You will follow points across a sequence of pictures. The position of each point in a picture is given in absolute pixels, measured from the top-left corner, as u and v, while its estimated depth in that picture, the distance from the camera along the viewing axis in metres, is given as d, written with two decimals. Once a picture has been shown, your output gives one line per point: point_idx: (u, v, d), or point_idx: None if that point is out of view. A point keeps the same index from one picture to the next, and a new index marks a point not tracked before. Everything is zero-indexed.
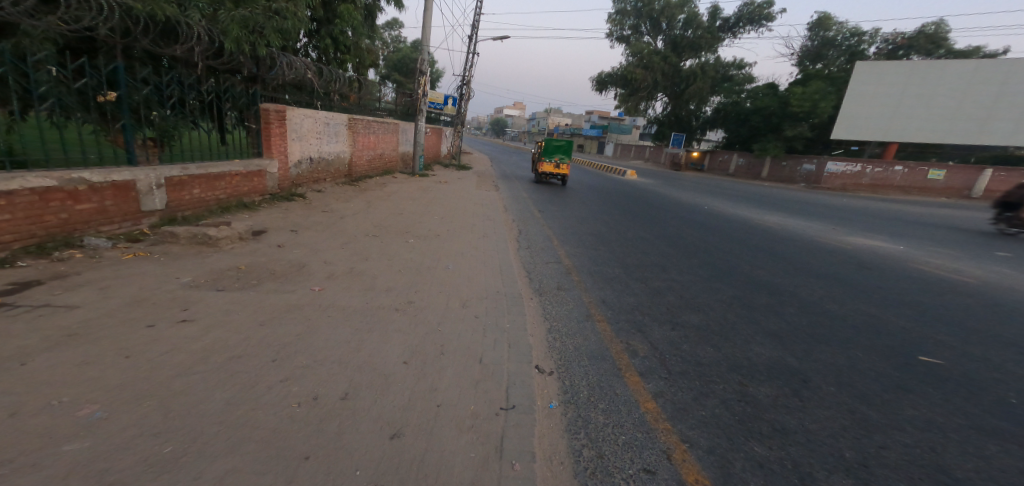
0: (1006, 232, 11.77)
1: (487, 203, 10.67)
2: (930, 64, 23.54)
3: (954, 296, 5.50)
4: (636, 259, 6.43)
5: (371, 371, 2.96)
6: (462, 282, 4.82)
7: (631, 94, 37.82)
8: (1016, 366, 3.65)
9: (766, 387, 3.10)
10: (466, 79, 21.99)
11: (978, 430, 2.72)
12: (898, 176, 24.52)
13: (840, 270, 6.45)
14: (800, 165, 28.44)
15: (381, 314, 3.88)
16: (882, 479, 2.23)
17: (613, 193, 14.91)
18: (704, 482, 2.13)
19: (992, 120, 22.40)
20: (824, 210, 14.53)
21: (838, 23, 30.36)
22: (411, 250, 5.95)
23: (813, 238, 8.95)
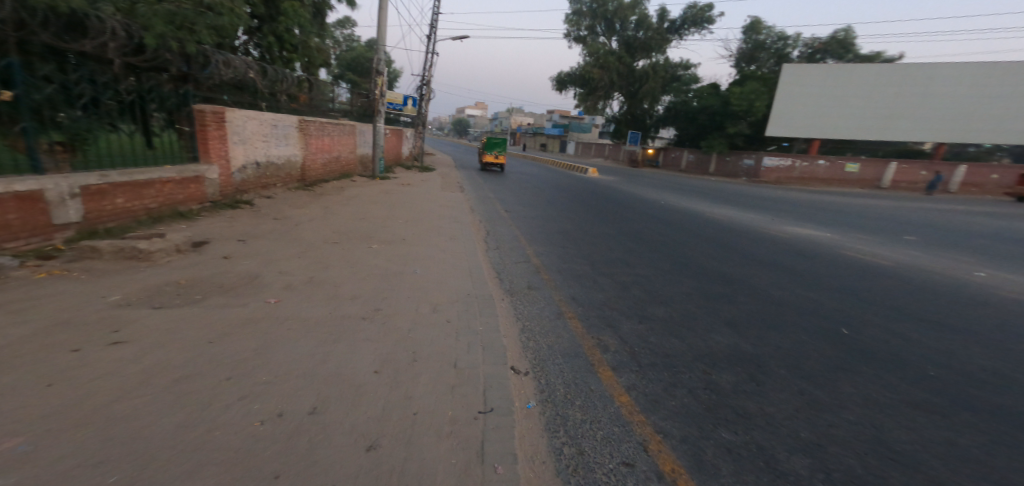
0: (924, 219, 12.94)
1: (450, 205, 10.57)
2: (843, 68, 25.74)
3: (884, 280, 5.98)
4: (599, 255, 6.57)
5: (341, 382, 2.87)
6: (431, 286, 4.76)
7: (589, 93, 38.51)
8: (939, 342, 4.02)
9: (728, 374, 3.25)
10: (425, 80, 21.74)
11: (912, 404, 2.97)
12: (822, 169, 26.82)
13: (786, 259, 6.86)
14: (743, 161, 30.00)
15: (348, 323, 3.76)
16: (833, 455, 2.40)
17: (574, 191, 15.14)
18: (679, 471, 2.20)
19: (893, 119, 25.19)
20: (768, 203, 15.40)
21: (768, 28, 32.24)
22: (375, 255, 5.82)
23: (762, 229, 9.46)
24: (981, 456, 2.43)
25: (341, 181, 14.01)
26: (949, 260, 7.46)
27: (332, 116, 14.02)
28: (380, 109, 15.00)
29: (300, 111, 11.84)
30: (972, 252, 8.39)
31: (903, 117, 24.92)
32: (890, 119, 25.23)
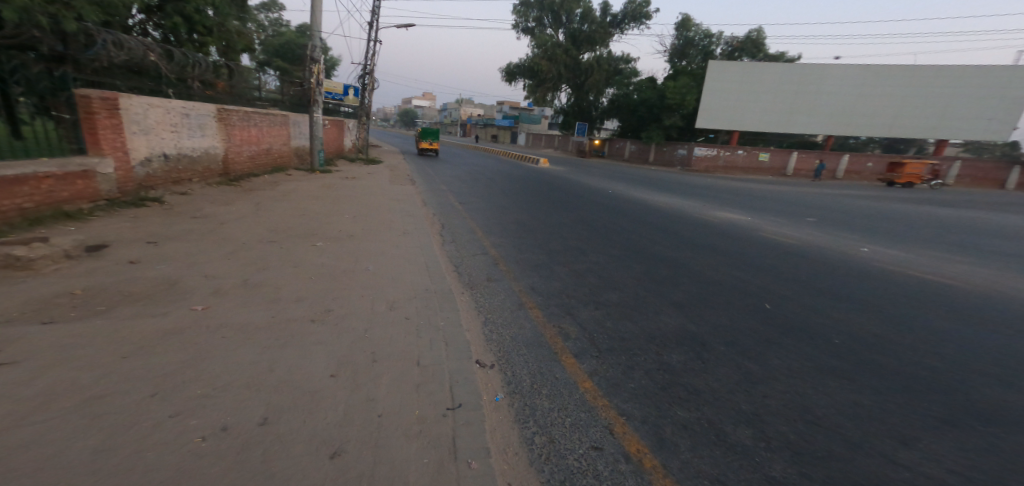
0: (841, 204, 14.36)
1: (399, 198, 10.26)
2: (755, 66, 27.92)
3: (806, 258, 6.59)
4: (553, 244, 6.68)
5: (293, 389, 2.70)
6: (385, 282, 4.60)
7: (538, 84, 38.64)
8: (850, 313, 4.51)
9: (677, 353, 3.44)
10: (367, 68, 20.86)
11: (832, 372, 3.31)
12: (741, 158, 29.16)
13: (722, 242, 7.36)
14: (677, 150, 31.67)
15: (296, 327, 3.55)
16: (769, 423, 2.62)
17: (525, 181, 15.22)
18: (644, 451, 2.30)
19: (795, 113, 28.00)
20: (707, 190, 16.40)
21: (696, 26, 34.33)
22: (321, 253, 5.52)
23: (701, 215, 10.04)
24: (887, 416, 2.77)
25: (277, 175, 13.14)
26: (859, 240, 8.34)
27: (260, 105, 13.03)
28: (317, 98, 14.14)
29: (219, 98, 10.94)
30: (879, 232, 9.42)
31: (802, 112, 27.81)
32: (792, 114, 28.01)
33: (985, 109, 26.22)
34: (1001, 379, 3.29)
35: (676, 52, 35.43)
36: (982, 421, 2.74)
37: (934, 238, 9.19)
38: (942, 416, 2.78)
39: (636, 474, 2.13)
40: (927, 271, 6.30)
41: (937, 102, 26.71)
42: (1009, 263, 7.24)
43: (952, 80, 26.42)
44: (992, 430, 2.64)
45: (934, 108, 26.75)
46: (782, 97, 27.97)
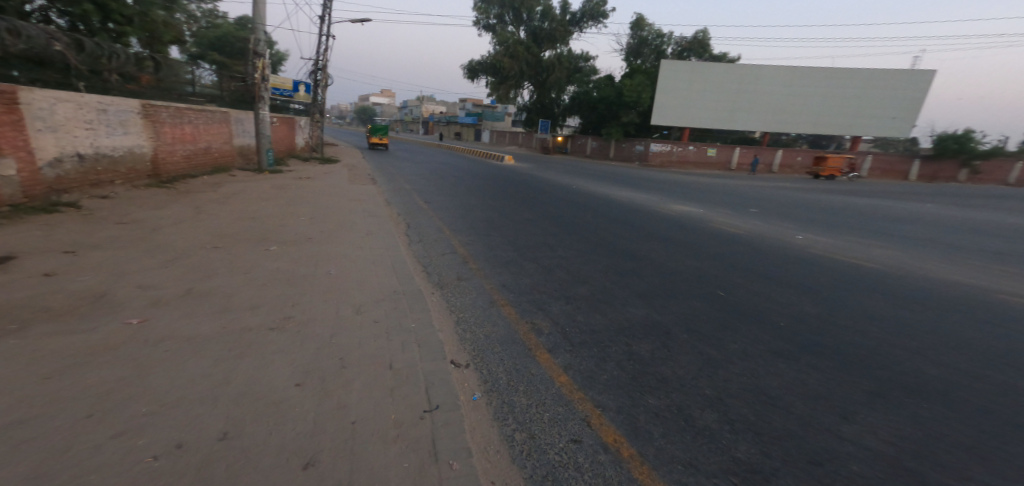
0: (792, 197, 15.32)
1: (359, 198, 9.94)
2: (703, 66, 29.25)
3: (759, 248, 6.99)
4: (520, 241, 6.72)
5: (255, 400, 2.56)
6: (348, 285, 4.46)
7: (500, 82, 38.37)
8: (798, 298, 4.84)
9: (644, 343, 3.58)
10: (319, 64, 20.01)
11: (785, 354, 3.56)
12: (692, 153, 30.85)
13: (682, 234, 7.67)
14: (635, 146, 32.65)
15: (253, 336, 3.36)
16: (731, 406, 2.79)
17: (488, 178, 15.16)
18: (620, 440, 2.38)
19: (737, 111, 29.72)
20: (667, 185, 17.02)
21: (649, 26, 35.55)
22: (276, 258, 5.27)
23: (660, 209, 10.42)
24: (831, 393, 3.01)
25: (221, 176, 12.35)
26: (803, 229, 8.97)
27: (195, 101, 12.17)
28: (262, 95, 13.38)
29: (144, 93, 10.13)
30: (821, 222, 10.17)
31: (743, 110, 29.56)
32: (734, 112, 29.76)
33: (892, 110, 29.19)
34: (927, 354, 3.65)
35: (631, 50, 36.50)
36: (912, 394, 3.03)
37: (867, 226, 10.04)
38: (878, 391, 3.06)
39: (614, 464, 2.21)
40: (866, 258, 6.84)
41: (855, 102, 29.26)
42: (930, 248, 8.02)
43: (867, 83, 29.06)
44: (920, 402, 2.93)
45: (852, 107, 29.33)
46: (726, 96, 29.57)
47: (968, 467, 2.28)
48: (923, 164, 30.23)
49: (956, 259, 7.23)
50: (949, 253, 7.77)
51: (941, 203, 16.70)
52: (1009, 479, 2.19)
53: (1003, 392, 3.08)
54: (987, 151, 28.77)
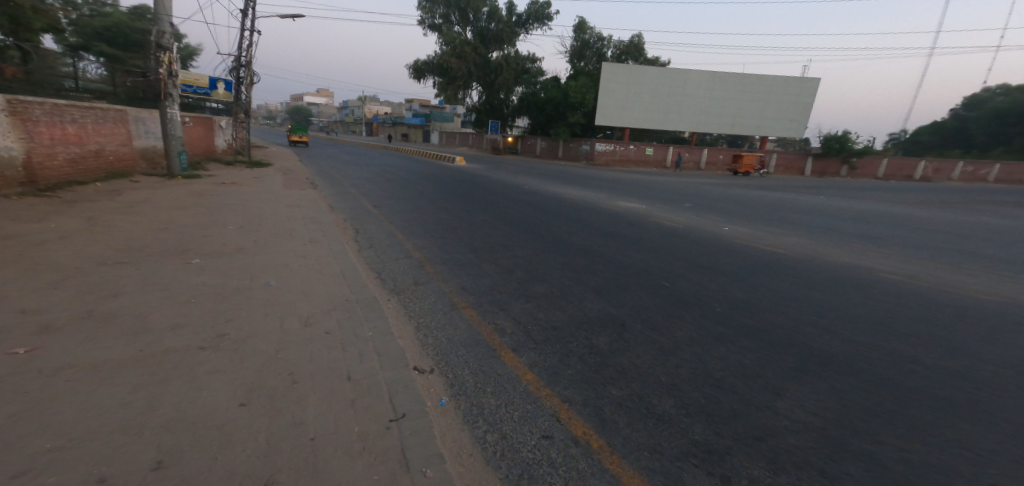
0: (737, 194, 16.53)
1: (296, 203, 9.33)
2: (640, 70, 30.90)
3: (702, 240, 7.51)
4: (474, 242, 6.70)
5: (192, 425, 2.30)
6: (290, 296, 4.19)
7: (448, 82, 37.56)
8: (736, 285, 5.27)
9: (603, 336, 3.73)
10: (241, 59, 18.39)
11: (726, 337, 3.88)
12: (632, 152, 32.62)
13: (633, 229, 8.04)
14: (581, 145, 33.79)
15: (181, 357, 3.02)
16: (683, 390, 3.00)
17: (436, 179, 14.86)
18: (589, 433, 2.49)
19: (670, 113, 31.85)
20: (619, 183, 17.70)
21: (591, 29, 36.86)
22: (200, 271, 4.79)
23: (606, 205, 10.84)
24: (766, 372, 3.33)
25: (121, 183, 10.98)
26: (731, 222, 9.79)
27: (79, 98, 10.71)
28: (172, 92, 12.12)
29: (11, 87, 8.72)
30: (747, 215, 11.16)
31: (675, 112, 31.76)
32: (667, 113, 31.85)
33: (788, 113, 32.83)
34: (838, 331, 4.14)
35: (574, 53, 37.63)
36: (830, 368, 3.43)
37: (784, 218, 11.16)
38: (803, 368, 3.42)
39: (585, 456, 2.30)
40: (795, 248, 7.56)
41: (757, 106, 32.59)
42: (839, 236, 9.07)
43: (768, 89, 32.39)
44: (836, 375, 3.32)
45: (756, 111, 32.57)
46: (660, 98, 31.58)
47: (878, 432, 2.62)
48: (813, 161, 33.77)
49: (855, 245, 8.27)
50: (851, 239, 8.85)
51: (842, 196, 19.03)
52: (909, 440, 2.55)
53: (899, 362, 3.57)
54: (862, 150, 33.25)
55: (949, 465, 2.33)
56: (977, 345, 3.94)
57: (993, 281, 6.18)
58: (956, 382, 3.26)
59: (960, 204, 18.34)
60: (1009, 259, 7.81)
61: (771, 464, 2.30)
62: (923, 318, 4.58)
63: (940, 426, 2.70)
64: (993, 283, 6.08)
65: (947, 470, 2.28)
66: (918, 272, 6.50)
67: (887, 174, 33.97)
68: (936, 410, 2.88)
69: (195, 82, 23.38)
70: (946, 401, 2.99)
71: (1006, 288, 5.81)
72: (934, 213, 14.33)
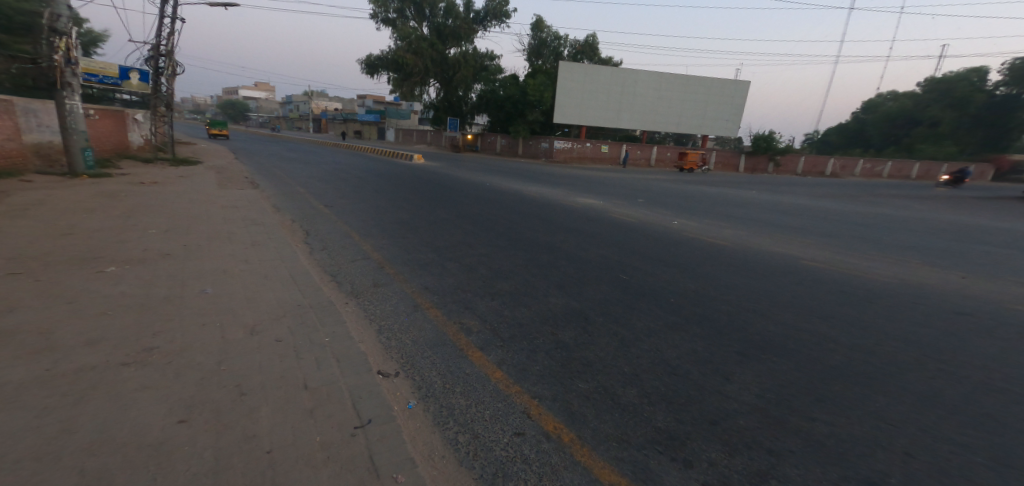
0: (689, 190, 17.39)
1: (234, 204, 8.71)
2: (596, 69, 31.77)
3: (657, 234, 7.84)
4: (434, 241, 6.58)
5: (123, 446, 2.07)
6: (230, 304, 3.88)
7: (404, 79, 36.34)
8: (688, 277, 5.53)
9: (568, 330, 3.81)
10: (158, 48, 16.81)
11: (681, 326, 4.08)
12: (589, 149, 33.35)
13: (592, 224, 8.25)
14: (540, 143, 33.73)
15: (104, 372, 2.70)
16: (644, 379, 3.11)
17: (391, 178, 14.44)
18: (560, 427, 2.52)
19: (622, 111, 33.00)
20: (575, 180, 18.08)
21: (548, 28, 37.32)
22: (117, 282, 4.30)
23: (565, 202, 11.02)
24: (715, 358, 3.53)
25: (11, 183, 9.67)
26: (680, 216, 10.27)
27: None
28: (69, 81, 10.94)
29: None
30: (694, 209, 11.79)
31: (628, 111, 32.99)
32: (620, 111, 32.95)
33: (725, 113, 34.97)
34: (777, 317, 4.46)
35: (532, 51, 37.95)
36: (771, 352, 3.68)
37: (728, 212, 11.86)
38: (747, 352, 3.65)
39: (557, 451, 2.32)
40: (740, 240, 8.07)
41: (698, 106, 34.45)
42: (777, 228, 9.80)
43: (708, 90, 34.32)
44: (776, 358, 3.58)
45: (697, 110, 34.42)
46: (613, 97, 32.65)
47: (812, 409, 2.86)
48: (746, 159, 36.67)
49: (790, 236, 8.94)
50: (787, 231, 9.59)
51: (773, 191, 20.63)
52: (837, 415, 2.79)
53: (828, 343, 3.89)
54: (786, 148, 36.10)
55: (873, 435, 2.59)
56: (891, 325, 4.38)
57: (903, 266, 6.92)
58: (875, 359, 3.61)
59: (875, 198, 20.45)
60: (917, 246, 8.75)
61: (726, 445, 2.44)
62: (847, 302, 5.03)
63: (864, 400, 2.98)
64: (905, 268, 6.77)
65: (869, 442, 2.52)
66: (843, 259, 7.15)
67: (805, 171, 37.33)
68: (859, 385, 3.19)
69: (101, 72, 20.95)
70: (867, 377, 3.31)
71: (914, 273, 6.49)
72: (853, 206, 15.88)
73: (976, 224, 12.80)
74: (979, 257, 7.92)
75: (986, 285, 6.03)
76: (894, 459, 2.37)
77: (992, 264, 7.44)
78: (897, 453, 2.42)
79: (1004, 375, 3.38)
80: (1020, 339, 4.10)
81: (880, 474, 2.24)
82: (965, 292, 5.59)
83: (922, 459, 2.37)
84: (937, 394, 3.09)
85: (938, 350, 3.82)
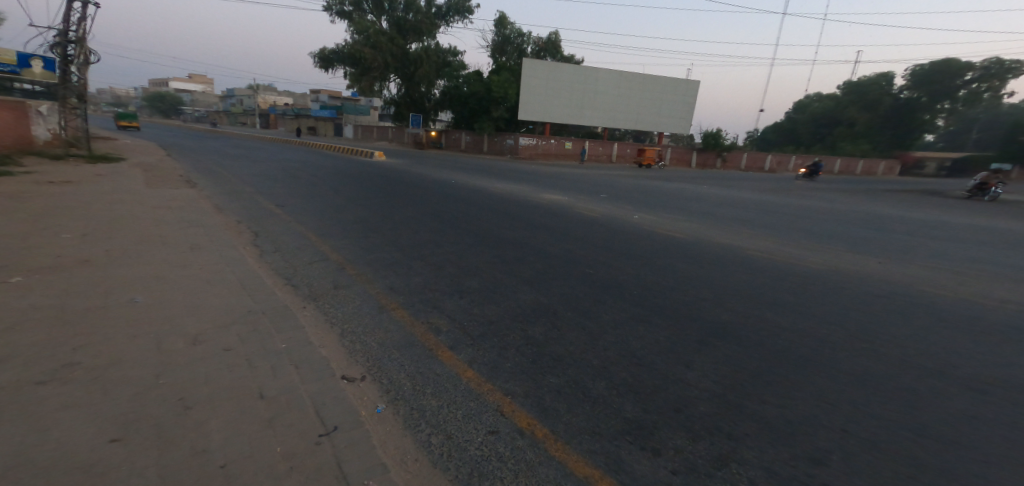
0: (650, 186, 17.86)
1: (172, 205, 8.11)
2: (559, 67, 32.07)
3: (620, 229, 8.01)
4: (397, 240, 6.42)
5: (48, 472, 1.87)
6: (170, 312, 3.61)
7: (362, 74, 35.25)
8: (651, 269, 5.69)
9: (538, 326, 3.83)
10: (64, 34, 15.36)
11: (647, 318, 4.19)
12: (553, 146, 33.66)
13: (556, 220, 8.32)
14: (506, 139, 33.54)
15: (21, 392, 2.43)
16: (612, 371, 3.18)
17: (349, 175, 13.94)
18: (534, 423, 2.53)
19: (585, 109, 33.52)
20: (538, 176, 18.17)
21: (512, 25, 37.33)
22: (35, 291, 3.90)
23: (530, 198, 11.07)
24: (676, 347, 3.66)
25: None
26: (640, 210, 10.56)
27: None
28: None
29: None
30: (654, 204, 12.14)
31: (590, 108, 33.57)
32: (582, 109, 33.45)
33: (678, 111, 36.44)
34: (732, 305, 4.67)
35: (496, 47, 37.82)
36: (727, 339, 3.86)
37: (684, 206, 12.33)
38: (705, 340, 3.81)
39: (532, 447, 2.33)
40: (699, 233, 8.38)
41: (653, 104, 35.66)
42: (731, 221, 10.28)
43: (662, 88, 35.57)
44: (733, 345, 3.75)
45: (653, 108, 35.59)
46: (576, 95, 33.08)
47: (764, 393, 3.02)
48: (697, 155, 38.28)
49: (742, 228, 9.39)
50: (741, 223, 10.06)
51: (723, 186, 21.65)
52: (788, 396, 2.98)
53: (776, 328, 4.13)
54: (732, 145, 38.08)
55: (818, 413, 2.78)
56: (831, 309, 4.70)
57: (845, 254, 7.43)
58: (820, 343, 3.86)
59: (815, 191, 21.95)
60: (853, 235, 9.45)
61: (689, 432, 2.54)
62: (792, 289, 5.35)
63: (811, 381, 3.19)
64: (842, 256, 7.30)
65: (814, 421, 2.70)
66: (792, 249, 7.59)
67: (747, 166, 39.66)
68: (807, 367, 3.40)
69: None
70: (811, 359, 3.54)
71: (849, 260, 7.01)
72: (797, 200, 16.92)
73: (897, 214, 14.05)
74: (904, 245, 8.67)
75: (914, 270, 6.59)
76: (838, 435, 2.55)
77: (912, 250, 8.20)
78: (839, 431, 2.60)
79: (929, 353, 3.71)
80: (944, 320, 4.49)
81: (823, 451, 2.40)
82: (893, 277, 6.10)
83: (861, 436, 2.55)
84: (876, 372, 3.35)
85: (871, 332, 4.13)
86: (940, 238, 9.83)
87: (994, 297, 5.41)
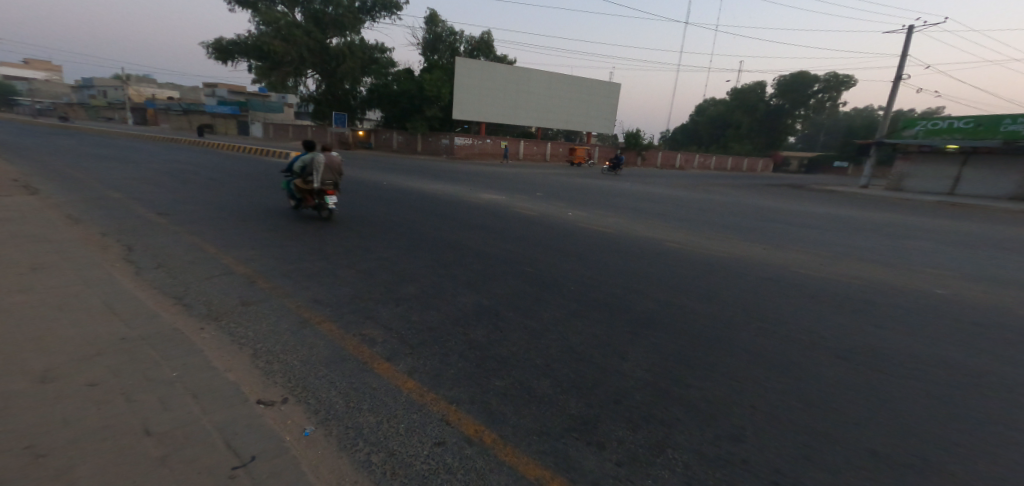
0: (570, 183, 18.43)
1: (20, 219, 6.77)
2: (494, 67, 32.22)
3: (548, 225, 8.18)
4: (320, 247, 6.00)
5: None
6: (13, 347, 2.96)
7: (272, 68, 32.76)
8: (583, 265, 5.84)
9: (480, 329, 3.76)
10: None
11: (584, 314, 4.26)
12: (487, 145, 33.69)
13: (486, 219, 8.29)
14: (440, 139, 32.90)
15: None
16: (556, 370, 3.17)
17: (256, 178, 12.79)
18: (481, 429, 2.45)
19: (518, 108, 34.02)
20: (461, 175, 18.04)
21: (443, 22, 36.69)
22: None
23: (459, 197, 10.93)
24: (612, 339, 3.77)
25: None
26: (566, 206, 10.86)
27: None
28: None
29: None
30: (575, 199, 12.57)
31: (523, 108, 34.15)
32: (516, 108, 33.89)
33: (601, 112, 38.21)
34: (657, 294, 4.93)
35: (427, 45, 37.03)
36: (656, 328, 4.04)
37: (603, 200, 12.89)
38: (637, 330, 3.97)
39: (481, 454, 2.25)
40: (619, 227, 8.82)
41: (580, 104, 37.07)
42: (646, 214, 10.93)
43: (587, 89, 37.07)
44: (662, 333, 3.95)
45: (579, 109, 37.02)
46: (509, 95, 33.45)
47: (694, 377, 3.20)
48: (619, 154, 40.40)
49: (656, 221, 10.00)
50: (654, 217, 10.73)
51: (636, 182, 23.00)
52: (714, 379, 3.17)
53: (696, 313, 4.43)
54: (646, 144, 40.66)
55: (741, 391, 3.00)
56: (741, 293, 5.14)
57: (745, 242, 8.22)
58: (738, 325, 4.17)
59: (713, 186, 24.12)
60: (746, 224, 10.51)
61: (631, 421, 2.61)
62: (708, 277, 5.75)
63: (730, 361, 3.44)
64: (741, 244, 8.06)
65: (740, 399, 2.90)
66: (701, 239, 8.24)
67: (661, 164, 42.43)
68: (728, 349, 3.66)
69: None
70: (732, 341, 3.81)
71: (750, 247, 7.76)
72: (696, 193, 18.49)
73: (777, 204, 15.92)
74: (787, 231, 9.84)
75: (801, 253, 7.49)
76: (760, 411, 2.76)
77: (792, 235, 9.32)
78: (761, 406, 2.81)
79: (824, 328, 4.18)
80: (832, 297, 5.10)
81: (747, 426, 2.60)
82: (785, 261, 6.84)
83: (778, 409, 2.78)
84: (783, 349, 3.70)
85: (780, 312, 4.55)
86: (810, 223, 11.36)
87: (865, 274, 6.30)
